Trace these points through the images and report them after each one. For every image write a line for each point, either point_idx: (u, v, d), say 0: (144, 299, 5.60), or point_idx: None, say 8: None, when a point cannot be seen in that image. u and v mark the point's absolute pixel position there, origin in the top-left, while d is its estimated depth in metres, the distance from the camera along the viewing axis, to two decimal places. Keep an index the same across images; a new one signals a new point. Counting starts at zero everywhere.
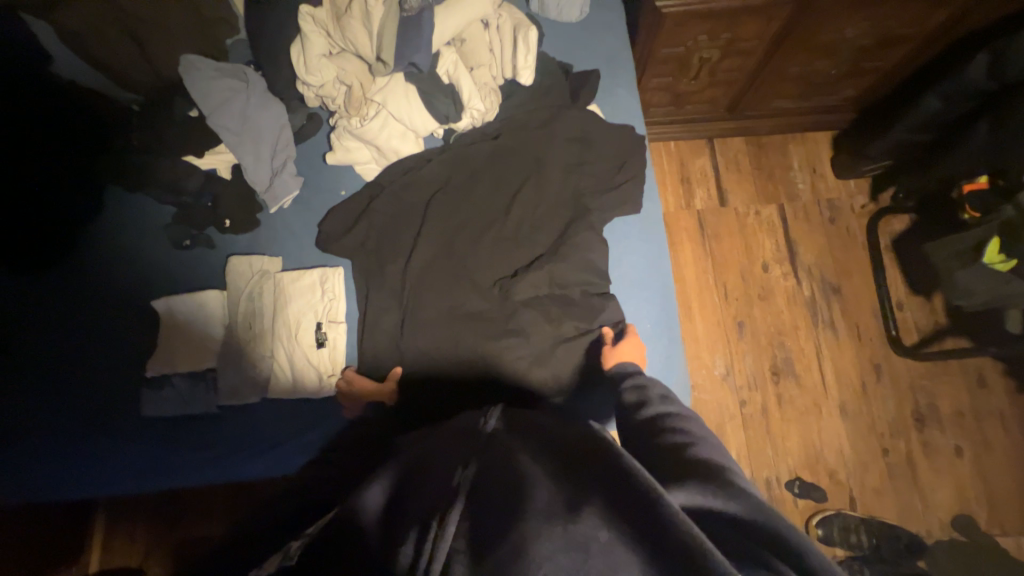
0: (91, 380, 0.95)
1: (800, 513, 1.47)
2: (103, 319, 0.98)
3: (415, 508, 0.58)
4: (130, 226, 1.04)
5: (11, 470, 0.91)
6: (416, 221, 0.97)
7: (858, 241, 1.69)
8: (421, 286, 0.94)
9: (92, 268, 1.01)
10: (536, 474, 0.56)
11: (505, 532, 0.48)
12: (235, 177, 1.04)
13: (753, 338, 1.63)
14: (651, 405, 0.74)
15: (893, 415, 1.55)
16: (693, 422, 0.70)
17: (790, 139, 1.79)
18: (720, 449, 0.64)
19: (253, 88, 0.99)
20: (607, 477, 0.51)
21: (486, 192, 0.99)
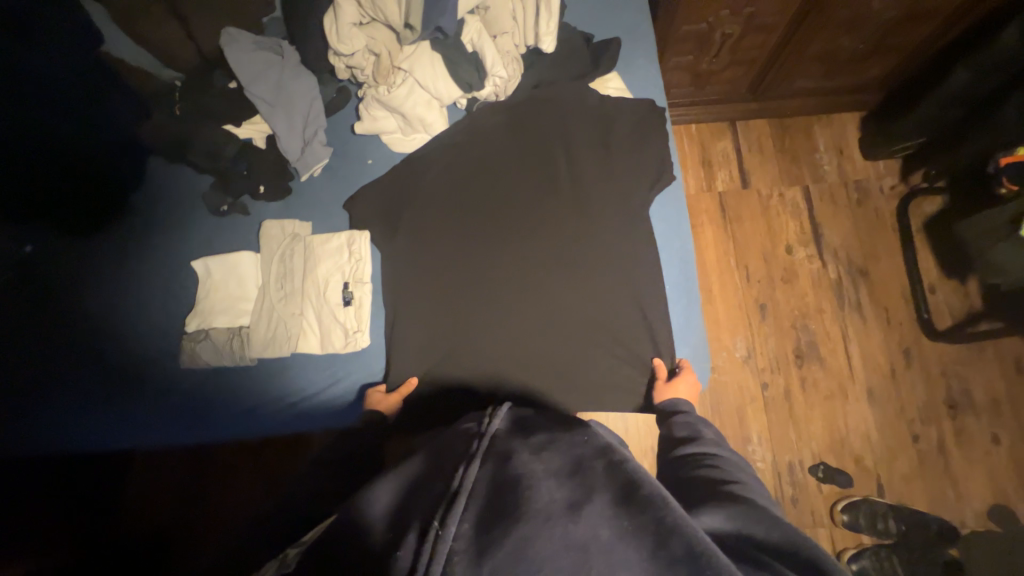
0: (160, 332, 1.09)
1: (824, 498, 1.44)
2: (161, 279, 1.11)
3: (413, 510, 0.52)
4: (184, 196, 1.13)
5: (89, 406, 1.06)
6: (443, 192, 1.01)
7: (886, 223, 1.65)
8: (450, 263, 0.99)
9: (159, 238, 1.13)
10: (538, 473, 0.54)
11: (507, 526, 0.47)
12: (269, 147, 1.08)
13: (775, 321, 1.61)
14: (696, 443, 0.82)
15: (924, 400, 1.50)
16: (733, 460, 0.76)
17: (816, 120, 1.75)
18: (755, 484, 0.69)
19: (287, 61, 1.04)
20: (617, 487, 0.52)
21: (512, 180, 1.02)
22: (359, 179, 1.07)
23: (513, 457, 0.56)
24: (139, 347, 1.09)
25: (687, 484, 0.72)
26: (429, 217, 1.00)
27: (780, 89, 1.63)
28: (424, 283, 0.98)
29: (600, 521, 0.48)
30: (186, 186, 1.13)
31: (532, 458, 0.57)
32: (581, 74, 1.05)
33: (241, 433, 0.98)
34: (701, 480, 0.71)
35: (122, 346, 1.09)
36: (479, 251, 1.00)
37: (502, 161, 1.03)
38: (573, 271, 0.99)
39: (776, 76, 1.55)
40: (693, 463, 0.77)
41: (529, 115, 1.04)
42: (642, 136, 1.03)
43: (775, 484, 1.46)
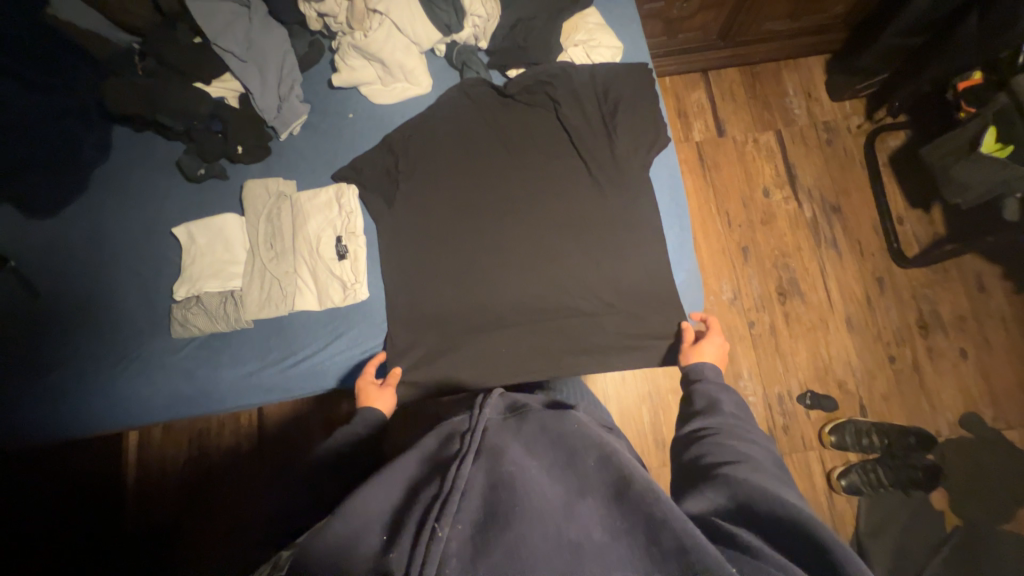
0: (146, 305, 1.05)
1: (812, 423, 1.52)
2: (133, 246, 1.08)
3: (411, 506, 0.53)
4: (156, 167, 1.10)
5: (70, 387, 1.01)
6: (433, 156, 1.00)
7: (855, 160, 1.71)
8: (454, 243, 0.97)
9: (133, 212, 1.09)
10: (532, 473, 0.55)
11: (502, 529, 0.49)
12: (244, 105, 1.05)
13: (757, 262, 1.66)
14: (711, 417, 0.77)
15: (897, 324, 1.59)
16: (750, 439, 0.72)
17: (783, 65, 1.80)
18: (769, 465, 0.67)
19: (255, 12, 1.00)
20: (608, 483, 0.55)
21: (511, 158, 1.00)
22: (342, 133, 1.05)
23: (506, 454, 0.57)
24: (123, 324, 1.04)
25: (695, 464, 0.70)
26: (422, 185, 0.99)
27: (748, 34, 1.66)
28: (425, 261, 0.97)
29: (590, 522, 0.51)
30: (158, 159, 1.10)
31: (526, 457, 0.57)
32: (561, 7, 0.99)
33: (242, 400, 0.97)
34: (712, 462, 0.68)
35: (104, 324, 1.04)
36: (483, 231, 0.98)
37: (501, 140, 1.00)
38: (575, 224, 0.97)
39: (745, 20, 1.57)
40: (706, 440, 0.73)
41: (522, 74, 0.99)
42: (633, 68, 0.99)
43: (767, 415, 1.53)
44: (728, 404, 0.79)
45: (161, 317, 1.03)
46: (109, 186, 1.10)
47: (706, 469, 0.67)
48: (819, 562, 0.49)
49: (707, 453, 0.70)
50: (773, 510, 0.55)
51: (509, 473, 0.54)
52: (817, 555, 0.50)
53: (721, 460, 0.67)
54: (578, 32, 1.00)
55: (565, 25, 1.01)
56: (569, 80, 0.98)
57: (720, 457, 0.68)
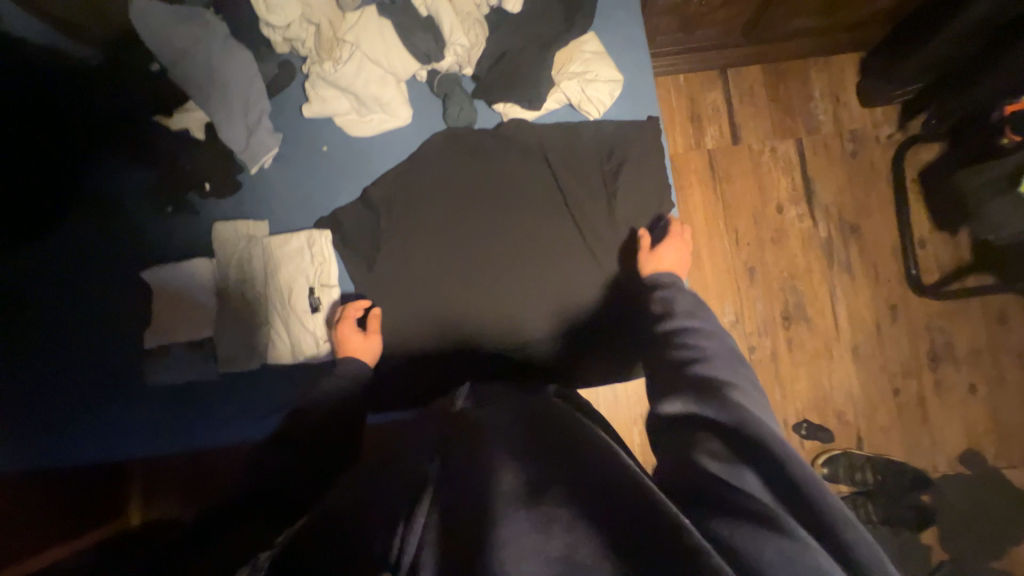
0: (100, 346, 0.94)
1: (806, 453, 1.49)
2: (85, 284, 0.95)
3: (390, 497, 0.60)
4: (106, 188, 0.97)
5: (36, 435, 0.93)
6: (419, 218, 0.93)
7: (881, 175, 1.58)
8: (440, 316, 0.92)
9: (79, 239, 0.97)
10: (499, 456, 0.58)
11: (472, 514, 0.50)
12: (211, 138, 0.96)
13: (764, 284, 1.58)
14: (672, 323, 0.75)
15: (907, 354, 1.52)
16: (714, 339, 0.70)
17: (812, 63, 1.63)
18: (732, 359, 0.66)
19: (214, 37, 0.90)
20: (568, 452, 0.56)
21: (507, 228, 0.92)
22: (317, 168, 0.98)
23: (476, 447, 0.62)
24: (75, 366, 0.95)
25: (664, 377, 0.67)
26: (404, 248, 0.92)
27: (773, 31, 1.50)
28: (406, 311, 0.93)
29: (554, 496, 0.50)
30: (107, 178, 0.97)
31: (496, 441, 0.62)
32: (556, 34, 0.89)
33: (225, 439, 0.93)
34: (683, 376, 0.64)
35: (54, 365, 0.95)
36: (474, 306, 0.92)
37: (494, 208, 0.92)
38: (566, 296, 0.92)
39: (772, 17, 1.41)
40: (671, 353, 0.70)
41: (514, 120, 0.91)
42: (626, 113, 0.92)
43: None
44: (684, 303, 0.77)
45: (119, 361, 0.94)
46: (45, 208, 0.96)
47: (675, 376, 0.66)
48: (796, 503, 0.46)
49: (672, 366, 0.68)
50: (752, 432, 0.52)
51: (481, 460, 0.58)
52: (803, 508, 0.46)
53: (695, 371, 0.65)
54: (573, 64, 0.89)
55: (559, 53, 0.90)
56: (562, 129, 0.91)
57: (688, 364, 0.66)
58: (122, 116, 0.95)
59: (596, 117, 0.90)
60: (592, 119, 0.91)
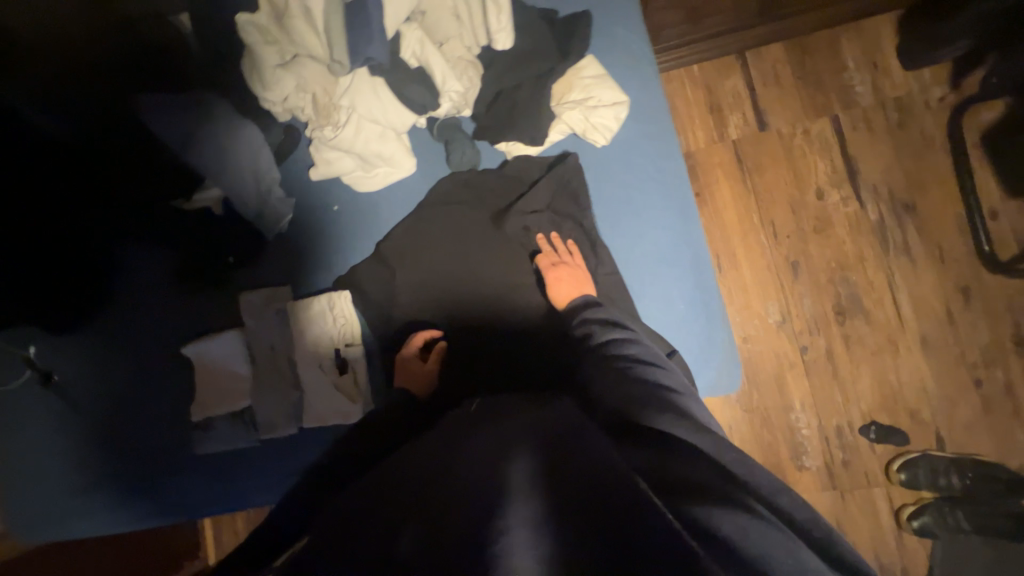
0: (151, 423, 0.99)
1: (878, 458, 1.36)
2: (129, 362, 1.01)
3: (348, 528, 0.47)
4: (140, 271, 1.02)
5: (95, 508, 0.97)
6: (431, 271, 0.91)
7: (934, 144, 1.43)
8: (453, 392, 0.83)
9: (120, 321, 1.01)
10: (483, 446, 0.54)
11: (458, 512, 0.44)
12: (229, 213, 1.00)
13: (810, 277, 1.46)
14: (605, 331, 0.71)
15: (986, 341, 1.36)
16: (642, 343, 0.67)
17: (840, 32, 1.49)
18: (672, 373, 0.63)
19: (217, 115, 0.91)
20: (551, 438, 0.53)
21: (512, 269, 0.89)
22: (331, 228, 0.98)
23: (462, 440, 0.57)
24: (127, 444, 0.99)
25: (605, 389, 0.61)
26: (420, 301, 0.91)
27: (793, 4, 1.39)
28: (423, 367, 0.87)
29: (536, 493, 0.45)
30: (141, 262, 1.02)
31: (479, 434, 0.57)
32: (549, 65, 0.87)
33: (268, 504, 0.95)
34: (620, 385, 0.60)
35: (108, 444, 0.99)
36: (495, 358, 0.86)
37: (496, 253, 0.90)
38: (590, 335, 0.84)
39: None
40: (603, 363, 0.66)
41: (519, 158, 0.89)
42: (635, 133, 0.88)
43: (823, 450, 1.39)
44: (609, 313, 0.74)
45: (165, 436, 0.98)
46: (77, 296, 0.98)
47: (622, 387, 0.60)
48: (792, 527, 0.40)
49: (608, 371, 0.63)
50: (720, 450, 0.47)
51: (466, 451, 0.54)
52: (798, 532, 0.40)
53: (640, 379, 0.60)
54: (573, 91, 0.86)
55: (555, 86, 0.88)
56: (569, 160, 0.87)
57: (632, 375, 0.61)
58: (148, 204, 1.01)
59: (605, 143, 0.87)
60: (602, 146, 0.87)
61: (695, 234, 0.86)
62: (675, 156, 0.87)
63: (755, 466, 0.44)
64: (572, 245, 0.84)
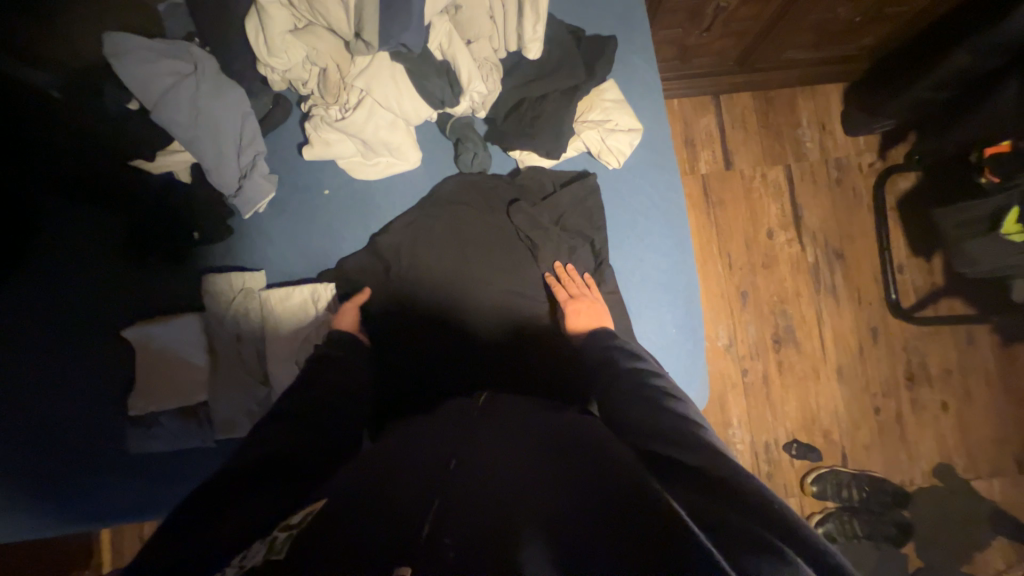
0: (72, 415, 0.85)
1: (796, 472, 1.54)
2: (51, 341, 0.86)
3: (393, 497, 0.49)
4: (77, 237, 0.88)
5: None
6: (432, 274, 0.88)
7: (862, 202, 1.65)
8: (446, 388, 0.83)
9: (45, 292, 0.87)
10: (517, 466, 0.54)
11: (501, 535, 0.43)
12: (198, 181, 0.89)
13: (756, 307, 1.62)
14: (627, 354, 0.74)
15: (886, 375, 1.60)
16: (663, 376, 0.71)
17: (799, 92, 1.67)
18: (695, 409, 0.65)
19: (203, 72, 0.82)
20: (586, 454, 0.53)
21: (517, 281, 0.90)
22: (318, 215, 0.91)
23: (503, 440, 0.60)
24: (35, 439, 0.83)
25: (635, 408, 0.64)
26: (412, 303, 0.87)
27: (766, 60, 1.54)
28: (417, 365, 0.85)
29: (578, 496, 0.48)
30: (80, 227, 0.89)
31: (517, 450, 0.57)
32: (576, 83, 0.88)
33: None
34: (648, 412, 0.62)
35: (9, 438, 0.83)
36: (493, 357, 0.86)
37: (504, 264, 0.90)
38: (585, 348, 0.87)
39: (767, 48, 1.45)
40: (628, 384, 0.69)
41: (530, 167, 0.91)
42: (642, 160, 0.92)
43: (753, 463, 1.54)
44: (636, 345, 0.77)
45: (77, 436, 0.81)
46: None
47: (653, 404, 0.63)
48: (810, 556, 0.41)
49: (633, 399, 0.65)
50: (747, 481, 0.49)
51: (502, 470, 0.54)
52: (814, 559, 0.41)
53: (668, 405, 0.63)
54: (593, 112, 0.89)
55: (580, 102, 0.89)
56: (578, 176, 0.91)
57: (662, 399, 0.64)
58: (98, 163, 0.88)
59: (616, 167, 0.91)
60: (613, 169, 0.91)
61: (689, 264, 0.92)
62: (677, 187, 0.93)
63: (779, 503, 0.46)
64: (589, 279, 0.88)
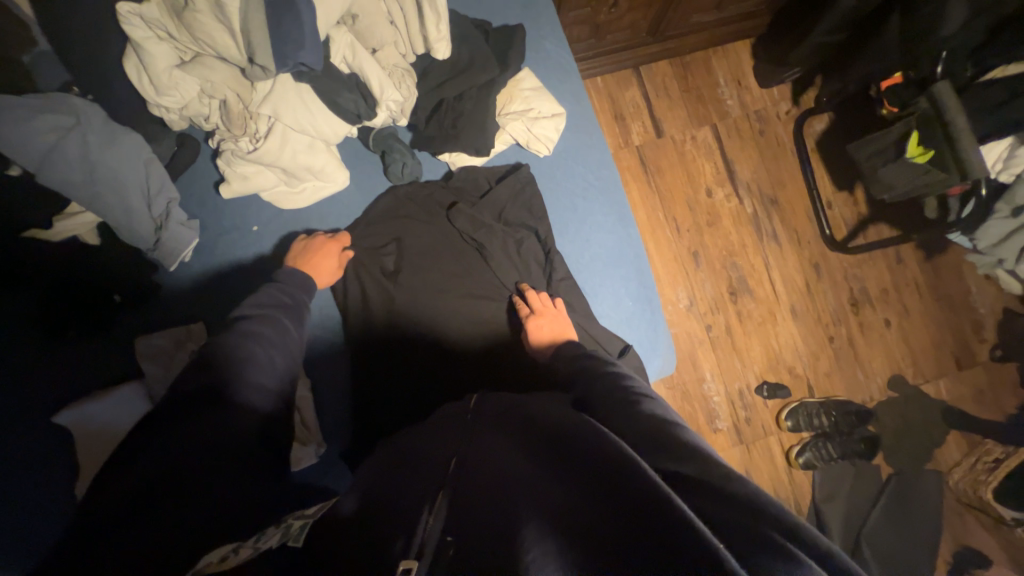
0: None
1: (770, 411, 1.63)
2: None
3: (396, 506, 0.47)
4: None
5: None
6: (393, 296, 0.86)
7: (786, 148, 1.75)
8: (420, 413, 0.80)
9: None
10: (514, 463, 0.51)
11: (493, 534, 0.41)
12: (109, 242, 0.83)
13: (708, 264, 1.68)
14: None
15: (834, 304, 1.71)
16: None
17: (712, 53, 1.74)
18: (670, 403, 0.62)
19: (88, 123, 0.75)
20: (587, 437, 0.50)
21: (470, 281, 0.89)
22: (253, 253, 0.88)
23: (493, 440, 0.58)
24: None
25: (613, 403, 0.61)
26: (374, 329, 0.86)
27: (676, 27, 1.58)
28: (390, 386, 0.83)
29: (572, 474, 0.46)
30: None
31: (508, 446, 0.55)
32: (490, 76, 0.87)
33: None
34: (629, 403, 0.59)
35: None
36: (463, 358, 0.86)
37: (459, 270, 0.89)
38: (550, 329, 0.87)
39: (674, 15, 1.50)
40: (608, 377, 0.66)
41: (463, 168, 0.91)
42: (571, 145, 0.94)
43: (730, 411, 1.62)
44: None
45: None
46: None
47: (633, 398, 0.60)
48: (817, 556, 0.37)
49: (611, 390, 0.63)
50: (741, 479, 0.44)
51: (503, 470, 0.50)
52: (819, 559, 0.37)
53: (648, 402, 0.60)
54: (514, 102, 0.90)
55: (498, 94, 0.90)
56: (509, 168, 0.92)
57: (642, 394, 0.61)
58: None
59: (546, 153, 0.92)
60: (543, 156, 0.92)
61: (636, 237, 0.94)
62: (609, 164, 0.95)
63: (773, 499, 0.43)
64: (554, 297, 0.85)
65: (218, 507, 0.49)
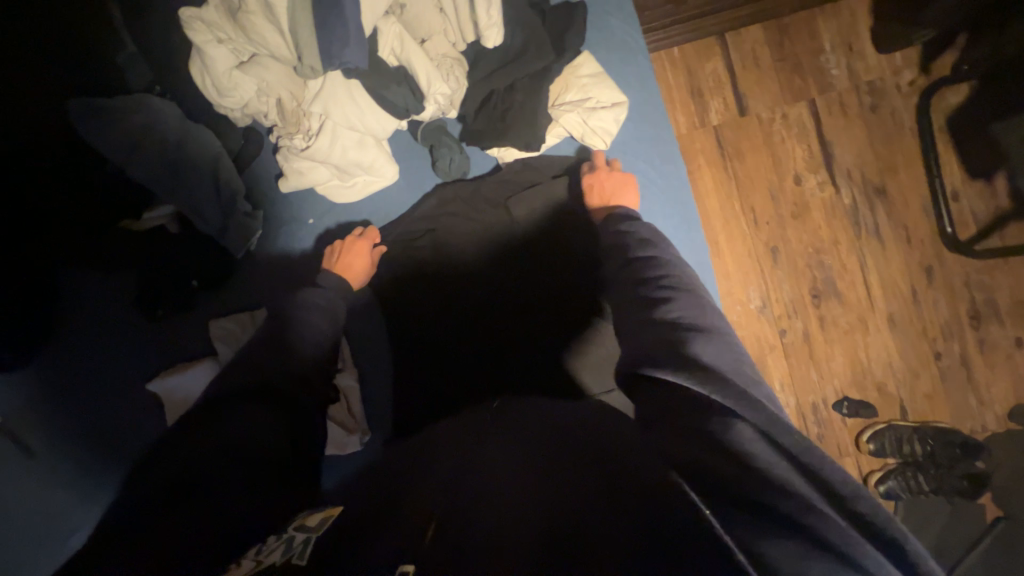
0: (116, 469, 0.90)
1: (849, 431, 1.45)
2: (92, 398, 0.91)
3: (410, 495, 0.50)
4: (92, 301, 0.93)
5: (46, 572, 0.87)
6: (432, 284, 0.87)
7: (904, 127, 1.46)
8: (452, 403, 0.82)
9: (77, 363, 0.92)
10: (518, 467, 0.52)
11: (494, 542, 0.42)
12: (186, 231, 0.91)
13: (789, 262, 1.49)
14: (654, 265, 0.67)
15: (946, 317, 1.45)
16: (679, 275, 0.65)
17: (818, 14, 1.48)
18: (713, 323, 0.59)
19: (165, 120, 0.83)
20: (601, 456, 0.49)
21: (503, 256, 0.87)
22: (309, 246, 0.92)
23: (502, 436, 0.58)
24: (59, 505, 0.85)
25: (649, 332, 0.58)
26: (418, 322, 0.87)
27: None
28: (430, 376, 0.85)
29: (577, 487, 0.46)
30: (96, 291, 0.93)
31: (515, 443, 0.56)
32: (545, 64, 0.82)
33: None
34: (664, 335, 0.57)
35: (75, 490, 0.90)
36: (489, 322, 0.86)
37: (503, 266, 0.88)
38: (579, 298, 0.85)
39: None
40: (645, 301, 0.63)
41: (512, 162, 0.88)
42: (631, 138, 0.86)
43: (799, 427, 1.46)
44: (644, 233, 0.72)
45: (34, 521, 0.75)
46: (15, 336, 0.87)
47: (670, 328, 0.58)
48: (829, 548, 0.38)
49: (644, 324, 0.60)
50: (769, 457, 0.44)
51: (511, 474, 0.51)
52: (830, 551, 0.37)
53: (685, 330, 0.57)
54: (569, 92, 0.84)
55: (554, 83, 0.85)
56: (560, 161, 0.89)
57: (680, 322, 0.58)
58: (91, 227, 0.89)
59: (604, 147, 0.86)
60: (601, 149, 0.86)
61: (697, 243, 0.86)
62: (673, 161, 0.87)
63: (796, 478, 0.42)
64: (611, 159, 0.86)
65: (237, 504, 0.52)
